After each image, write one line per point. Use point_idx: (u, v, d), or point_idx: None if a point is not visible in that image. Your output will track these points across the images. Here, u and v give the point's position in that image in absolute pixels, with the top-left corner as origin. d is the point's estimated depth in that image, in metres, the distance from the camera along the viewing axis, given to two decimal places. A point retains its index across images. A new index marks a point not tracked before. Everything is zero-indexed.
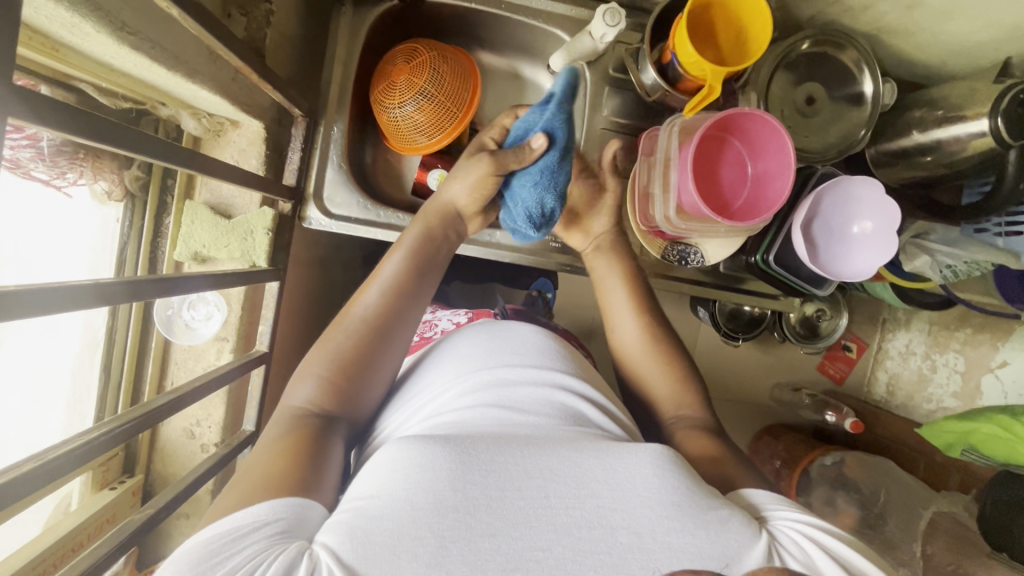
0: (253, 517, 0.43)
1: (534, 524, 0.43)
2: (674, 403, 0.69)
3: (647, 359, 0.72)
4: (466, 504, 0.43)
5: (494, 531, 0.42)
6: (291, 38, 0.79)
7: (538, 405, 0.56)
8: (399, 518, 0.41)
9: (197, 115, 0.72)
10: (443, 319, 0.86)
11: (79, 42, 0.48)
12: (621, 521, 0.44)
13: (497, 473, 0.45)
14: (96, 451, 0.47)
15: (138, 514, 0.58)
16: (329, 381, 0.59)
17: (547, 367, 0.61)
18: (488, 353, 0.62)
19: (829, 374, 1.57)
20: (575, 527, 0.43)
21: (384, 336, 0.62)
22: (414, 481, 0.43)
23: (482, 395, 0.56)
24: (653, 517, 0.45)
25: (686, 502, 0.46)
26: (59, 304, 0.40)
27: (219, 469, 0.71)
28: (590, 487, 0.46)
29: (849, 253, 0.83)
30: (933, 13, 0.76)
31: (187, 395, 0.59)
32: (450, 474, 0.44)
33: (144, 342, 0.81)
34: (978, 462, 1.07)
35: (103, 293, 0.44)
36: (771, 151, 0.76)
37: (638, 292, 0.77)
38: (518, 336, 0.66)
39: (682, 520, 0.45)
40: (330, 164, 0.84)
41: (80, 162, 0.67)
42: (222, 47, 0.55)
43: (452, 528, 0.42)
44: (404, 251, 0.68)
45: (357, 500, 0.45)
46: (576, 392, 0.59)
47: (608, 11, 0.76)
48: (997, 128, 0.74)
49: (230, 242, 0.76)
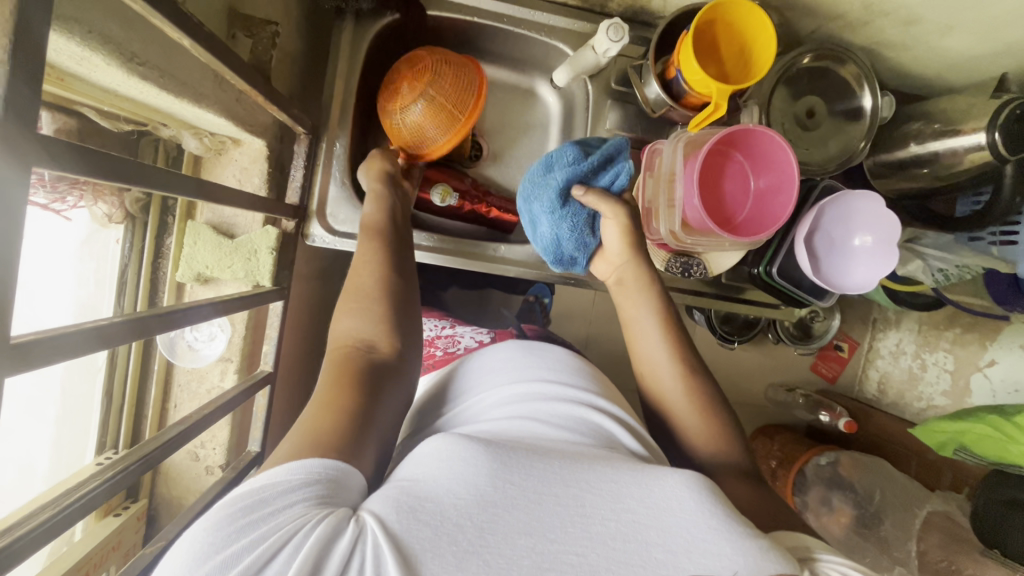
0: (297, 475, 0.44)
1: (569, 530, 0.42)
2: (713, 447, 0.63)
3: (684, 405, 0.65)
4: (504, 501, 0.43)
5: (530, 530, 0.42)
6: (291, 54, 0.77)
7: (575, 421, 0.56)
8: (441, 506, 0.42)
9: (199, 134, 0.70)
10: (466, 336, 0.95)
11: (86, 72, 0.47)
12: (656, 538, 0.43)
13: (535, 475, 0.45)
14: (106, 495, 0.46)
15: (150, 547, 0.57)
16: (376, 321, 0.62)
17: (585, 383, 0.63)
18: (525, 366, 0.64)
19: (823, 373, 1.60)
20: (609, 539, 0.43)
21: (407, 285, 0.68)
22: (457, 472, 0.44)
23: (519, 406, 0.58)
24: (688, 538, 0.43)
25: (724, 528, 0.44)
26: (64, 352, 0.39)
27: (227, 493, 0.71)
28: (625, 501, 0.45)
29: (850, 266, 0.84)
30: (932, 28, 0.77)
31: (196, 425, 0.59)
32: (490, 470, 0.44)
33: (145, 365, 0.79)
34: (969, 461, 1.08)
35: (110, 334, 0.44)
36: (776, 166, 0.77)
37: (670, 328, 0.70)
38: (551, 353, 0.67)
39: (719, 545, 0.43)
40: (333, 181, 0.83)
41: (80, 187, 0.65)
42: (229, 71, 0.54)
43: (490, 522, 0.42)
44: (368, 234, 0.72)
45: (402, 483, 0.45)
46: (610, 414, 0.59)
47: (612, 26, 0.75)
48: (995, 142, 0.75)
49: (233, 262, 0.75)
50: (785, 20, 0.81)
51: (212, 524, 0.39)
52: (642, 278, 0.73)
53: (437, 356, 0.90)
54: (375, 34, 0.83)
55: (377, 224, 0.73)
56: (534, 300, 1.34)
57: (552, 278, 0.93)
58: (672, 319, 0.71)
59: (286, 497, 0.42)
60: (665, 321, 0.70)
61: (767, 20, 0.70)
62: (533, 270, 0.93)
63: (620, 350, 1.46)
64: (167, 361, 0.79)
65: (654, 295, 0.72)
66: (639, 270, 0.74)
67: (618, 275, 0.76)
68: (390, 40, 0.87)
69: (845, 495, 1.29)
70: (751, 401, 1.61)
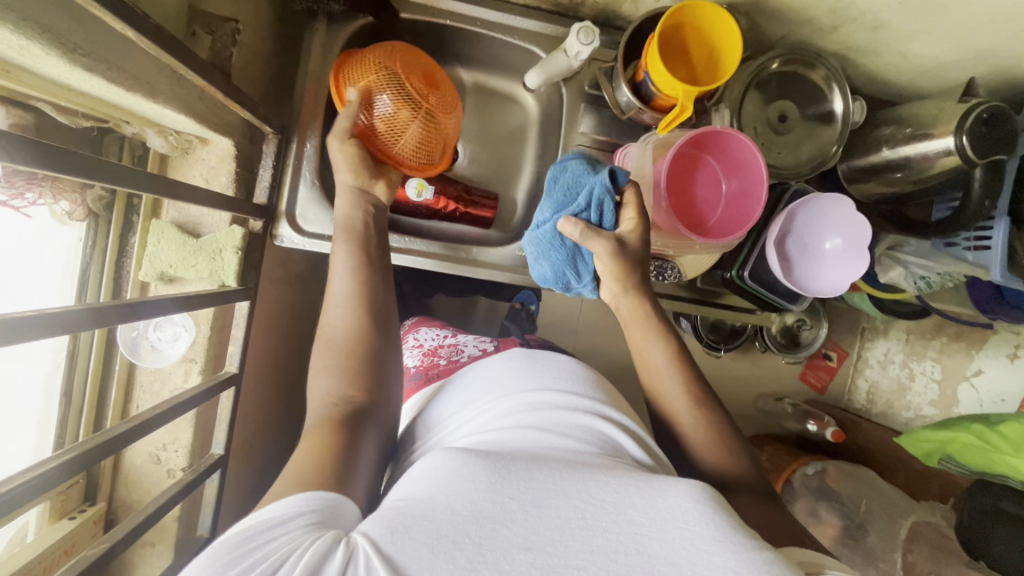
0: (285, 511, 0.46)
1: (570, 543, 0.44)
2: (715, 460, 0.63)
3: (697, 430, 0.64)
4: (503, 516, 0.44)
5: (530, 545, 0.43)
6: (261, 55, 0.77)
7: (578, 434, 0.59)
8: (437, 521, 0.43)
9: (164, 132, 0.70)
10: (469, 345, 0.93)
11: (30, 63, 0.47)
12: (658, 550, 0.44)
13: (535, 488, 0.46)
14: (52, 483, 0.46)
15: (93, 548, 0.57)
16: (344, 370, 0.64)
17: (585, 395, 0.66)
18: (529, 377, 0.68)
19: (811, 384, 1.58)
20: (610, 551, 0.44)
21: (381, 319, 0.69)
22: (455, 489, 0.46)
23: (525, 417, 0.61)
24: (692, 550, 0.44)
25: (728, 538, 0.45)
26: (22, 331, 0.40)
27: (183, 496, 0.69)
28: (627, 513, 0.46)
29: (821, 270, 0.84)
30: (899, 34, 0.77)
31: (150, 422, 0.58)
32: (488, 485, 0.46)
33: (107, 365, 0.78)
34: (954, 471, 1.09)
35: (67, 320, 0.44)
36: (745, 169, 0.77)
37: (679, 358, 0.68)
38: (557, 363, 0.72)
39: (724, 556, 0.44)
40: (302, 181, 0.83)
41: (38, 183, 0.65)
42: (183, 66, 0.54)
43: (488, 538, 0.43)
44: (347, 240, 0.73)
45: (399, 503, 0.47)
46: (613, 424, 0.63)
47: (582, 29, 0.76)
48: (963, 146, 0.75)
49: (197, 261, 0.75)
50: (755, 26, 0.82)
51: (211, 557, 0.42)
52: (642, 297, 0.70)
53: (441, 366, 0.88)
54: (348, 37, 0.84)
55: (354, 237, 0.73)
56: (520, 307, 1.33)
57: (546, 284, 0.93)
58: (678, 348, 0.69)
59: (280, 529, 0.44)
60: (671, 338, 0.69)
61: (733, 25, 0.72)
62: (508, 273, 0.92)
63: (605, 358, 1.45)
64: (129, 362, 0.78)
65: (657, 322, 0.70)
66: (635, 306, 0.70)
67: (619, 308, 0.72)
68: (363, 43, 0.87)
69: (832, 506, 1.28)
70: (739, 410, 1.60)
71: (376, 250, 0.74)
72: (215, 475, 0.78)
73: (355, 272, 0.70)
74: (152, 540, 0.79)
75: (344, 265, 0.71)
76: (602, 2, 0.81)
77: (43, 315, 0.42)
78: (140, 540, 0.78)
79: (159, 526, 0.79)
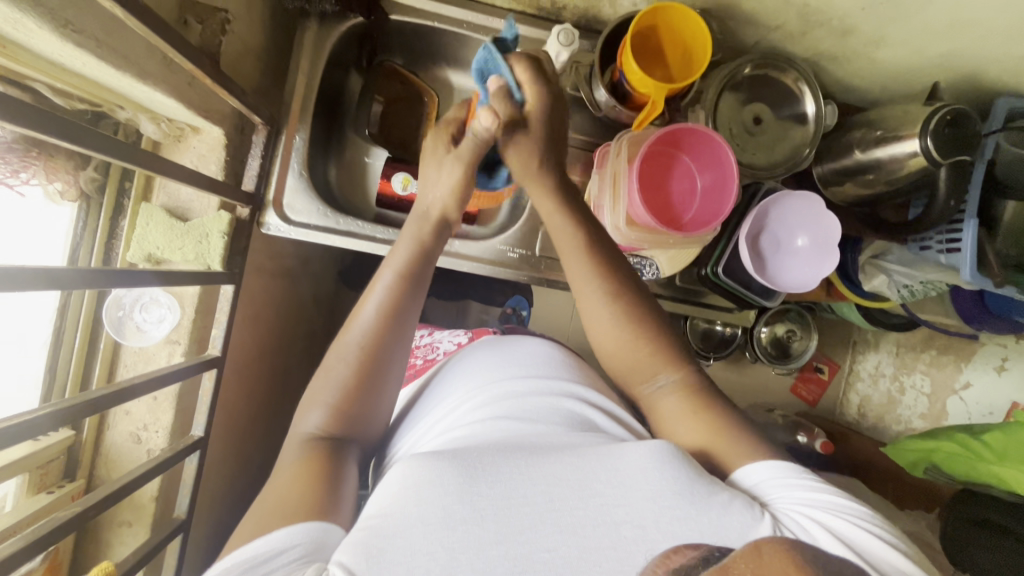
0: (272, 545, 0.48)
1: (540, 528, 0.49)
2: (652, 368, 0.67)
3: (627, 340, 0.68)
4: (474, 515, 0.49)
5: (501, 538, 0.48)
6: (255, 49, 0.81)
7: (550, 414, 0.63)
8: (410, 536, 0.47)
9: (157, 119, 0.74)
10: (444, 341, 0.93)
11: (25, 38, 0.51)
12: (624, 516, 0.50)
13: (502, 484, 0.51)
14: (36, 430, 0.50)
15: (68, 509, 0.59)
16: (337, 409, 0.62)
17: (550, 377, 0.69)
18: (498, 368, 0.70)
19: (802, 397, 1.51)
20: (580, 527, 0.50)
21: (387, 347, 0.65)
22: (424, 498, 0.49)
23: (494, 407, 0.63)
24: (655, 510, 0.51)
25: (687, 490, 0.52)
26: (14, 280, 0.43)
27: (160, 472, 0.71)
28: (592, 487, 0.52)
29: (793, 266, 0.86)
30: (865, 40, 0.80)
31: (130, 389, 0.62)
32: (456, 487, 0.50)
33: (92, 344, 0.80)
34: (938, 479, 1.11)
35: (54, 277, 0.47)
36: (717, 166, 0.79)
37: (602, 274, 0.70)
38: (521, 351, 0.75)
39: (684, 509, 0.51)
40: (291, 172, 0.86)
41: (33, 161, 0.68)
42: (172, 50, 0.57)
43: (460, 541, 0.48)
44: (394, 269, 0.68)
45: (369, 519, 0.50)
46: (583, 405, 0.66)
47: (563, 31, 0.80)
48: (928, 148, 0.78)
49: (184, 244, 0.77)
50: (728, 30, 0.85)
51: None
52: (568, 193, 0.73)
53: (417, 364, 0.88)
54: (338, 36, 0.87)
55: (402, 271, 0.68)
56: (512, 312, 1.31)
57: (528, 279, 0.95)
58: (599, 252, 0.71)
59: (275, 561, 0.47)
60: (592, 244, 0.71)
61: (703, 26, 0.75)
62: (488, 265, 0.94)
63: (594, 364, 1.45)
64: (114, 341, 0.80)
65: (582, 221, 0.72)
66: (570, 230, 0.71)
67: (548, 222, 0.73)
68: (354, 43, 0.90)
69: None
70: None
71: (418, 275, 0.69)
72: (193, 457, 0.79)
73: (382, 301, 0.66)
74: (129, 519, 0.80)
75: (382, 292, 0.66)
76: (582, 6, 0.85)
77: (34, 269, 0.45)
78: (118, 518, 0.79)
79: (137, 505, 0.80)
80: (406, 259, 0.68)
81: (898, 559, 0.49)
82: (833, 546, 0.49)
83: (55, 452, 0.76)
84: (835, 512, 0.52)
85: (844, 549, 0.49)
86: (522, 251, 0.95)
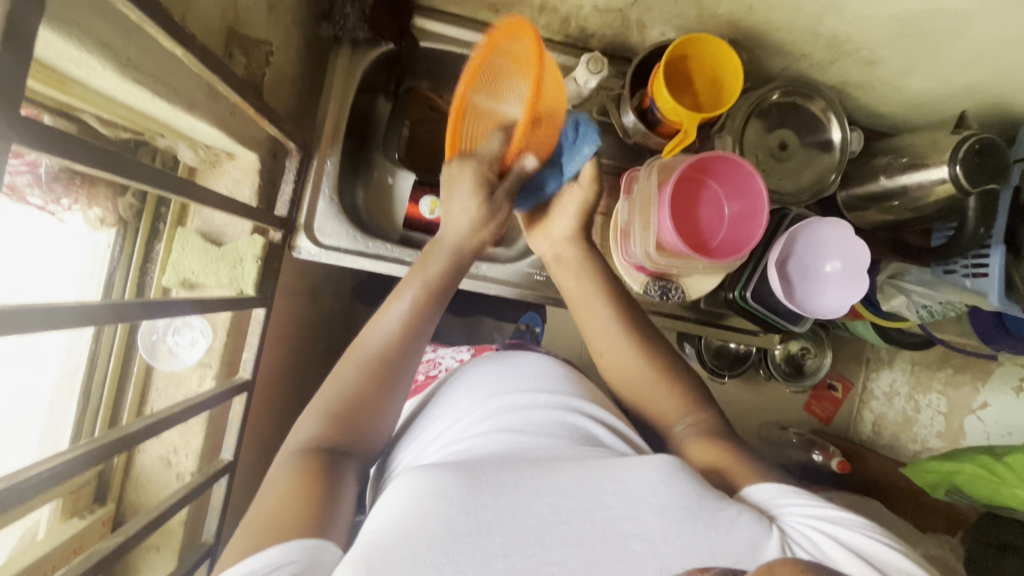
0: (261, 564, 0.44)
1: (547, 541, 0.47)
2: (676, 410, 0.70)
3: (655, 386, 0.70)
4: (479, 527, 0.46)
5: (507, 551, 0.46)
6: (290, 76, 0.83)
7: (554, 425, 0.61)
8: (413, 547, 0.44)
9: (195, 146, 0.74)
10: (446, 357, 0.89)
11: (86, 76, 0.53)
12: (632, 529, 0.48)
13: (508, 495, 0.49)
14: (75, 471, 0.50)
15: (107, 541, 0.59)
16: (335, 418, 0.60)
17: (552, 390, 0.67)
18: (498, 381, 0.68)
19: (815, 414, 1.46)
20: (587, 540, 0.47)
21: (405, 352, 0.65)
22: (428, 509, 0.47)
23: (495, 420, 0.61)
24: (663, 523, 0.48)
25: (694, 505, 0.50)
26: (43, 322, 0.42)
27: (193, 498, 0.70)
28: (599, 499, 0.49)
29: (821, 291, 0.86)
30: (892, 69, 0.82)
31: (168, 419, 0.62)
32: (461, 499, 0.47)
33: (125, 368, 0.81)
34: (959, 502, 1.09)
35: (87, 314, 0.47)
36: (746, 192, 0.80)
37: (620, 314, 0.74)
38: (525, 365, 0.72)
39: (692, 523, 0.49)
40: (321, 196, 0.86)
41: (76, 189, 0.69)
42: (222, 84, 0.58)
43: (466, 553, 0.45)
44: (418, 286, 0.68)
45: (369, 535, 0.47)
46: (588, 417, 0.64)
47: (591, 59, 0.80)
48: (957, 174, 0.78)
49: (218, 269, 0.78)
50: (755, 59, 0.87)
51: None
52: (582, 260, 0.78)
53: None
54: (369, 62, 0.88)
55: (429, 288, 0.68)
56: (525, 328, 1.27)
57: (552, 302, 0.95)
58: (618, 300, 0.76)
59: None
60: (608, 293, 0.76)
61: (735, 57, 0.76)
62: (515, 289, 0.95)
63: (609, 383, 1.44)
64: (147, 364, 0.82)
65: (601, 273, 0.77)
66: (579, 278, 0.77)
67: (563, 258, 0.79)
68: (384, 69, 0.92)
69: None
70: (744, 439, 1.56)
71: (442, 298, 0.69)
72: (223, 481, 0.79)
73: (404, 320, 0.66)
74: (157, 544, 0.80)
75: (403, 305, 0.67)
76: (611, 34, 0.87)
77: (65, 308, 0.44)
78: (146, 543, 0.79)
79: (166, 530, 0.80)
80: (427, 278, 0.69)
81: (902, 562, 0.49)
82: (847, 563, 0.49)
83: (87, 477, 0.76)
84: (842, 524, 0.52)
85: (855, 562, 0.49)
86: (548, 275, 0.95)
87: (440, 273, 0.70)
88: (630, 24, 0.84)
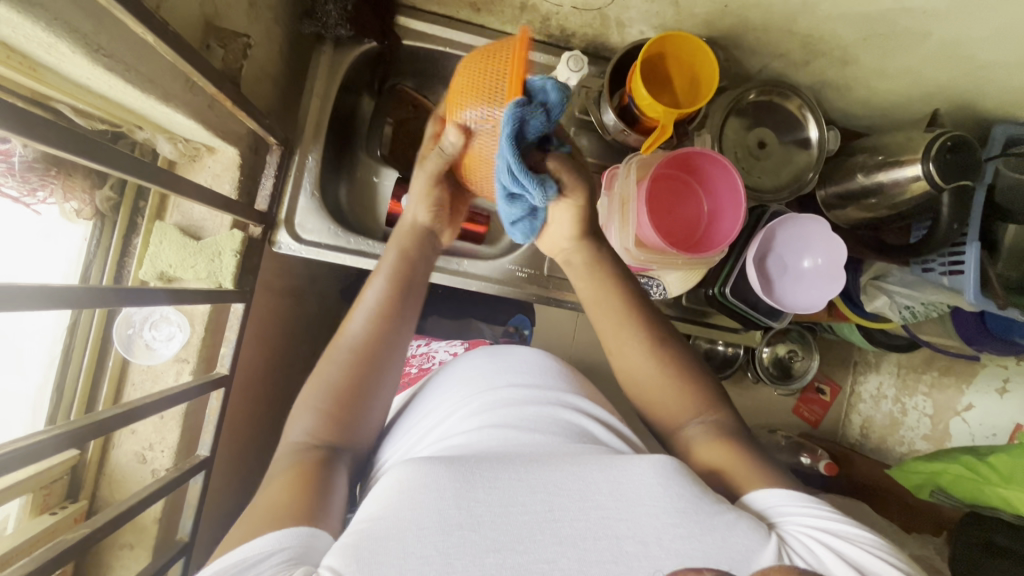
0: (260, 548, 0.44)
1: (540, 537, 0.46)
2: (689, 410, 0.65)
3: (669, 384, 0.66)
4: (472, 521, 0.46)
5: (499, 546, 0.45)
6: (271, 72, 0.83)
7: (551, 420, 0.60)
8: (403, 538, 0.44)
9: (174, 139, 0.75)
10: (440, 351, 0.89)
11: (57, 62, 0.53)
12: (627, 530, 0.47)
13: (500, 490, 0.48)
14: (41, 455, 0.49)
15: (74, 533, 0.58)
16: (329, 415, 0.59)
17: (547, 387, 0.66)
18: (493, 374, 0.68)
19: (805, 417, 1.47)
20: (579, 539, 0.46)
21: (382, 348, 0.63)
22: (420, 501, 0.46)
23: (490, 414, 0.60)
24: (658, 525, 0.48)
25: (692, 508, 0.49)
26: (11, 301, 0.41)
27: (164, 494, 0.69)
28: (593, 499, 0.49)
29: (801, 287, 0.87)
30: (866, 68, 0.84)
31: (139, 408, 0.61)
32: (455, 492, 0.47)
33: (101, 362, 0.81)
34: (945, 503, 1.09)
35: (58, 295, 0.46)
36: (722, 191, 0.81)
37: (641, 318, 0.69)
38: (520, 357, 0.71)
39: (688, 527, 0.48)
40: (302, 192, 0.86)
41: (51, 179, 0.69)
42: (197, 74, 0.59)
43: (456, 546, 0.44)
44: (384, 277, 0.67)
45: (360, 521, 0.46)
46: (584, 414, 0.63)
47: (572, 57, 0.81)
48: (929, 172, 0.79)
49: (196, 263, 0.78)
50: (732, 58, 0.88)
51: None
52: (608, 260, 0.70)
53: (411, 374, 0.84)
54: (352, 60, 0.89)
55: (396, 280, 0.66)
56: (514, 330, 1.27)
57: (534, 298, 0.95)
58: (635, 296, 0.70)
59: (261, 564, 0.43)
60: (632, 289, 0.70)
61: (711, 58, 0.78)
62: (495, 285, 0.95)
63: None
64: (123, 359, 0.81)
65: (625, 272, 0.71)
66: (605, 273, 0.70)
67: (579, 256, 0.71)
68: (368, 67, 0.92)
69: None
70: None
71: (410, 285, 0.67)
72: (198, 477, 0.78)
73: (374, 310, 0.64)
74: (131, 542, 0.79)
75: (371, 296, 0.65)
76: (591, 33, 0.88)
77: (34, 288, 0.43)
78: (120, 540, 0.78)
79: (140, 527, 0.79)
80: (396, 267, 0.67)
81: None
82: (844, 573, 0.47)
83: (59, 473, 0.76)
84: (842, 537, 0.50)
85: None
86: (530, 272, 0.95)
87: (403, 262, 0.68)
88: (609, 23, 0.86)
